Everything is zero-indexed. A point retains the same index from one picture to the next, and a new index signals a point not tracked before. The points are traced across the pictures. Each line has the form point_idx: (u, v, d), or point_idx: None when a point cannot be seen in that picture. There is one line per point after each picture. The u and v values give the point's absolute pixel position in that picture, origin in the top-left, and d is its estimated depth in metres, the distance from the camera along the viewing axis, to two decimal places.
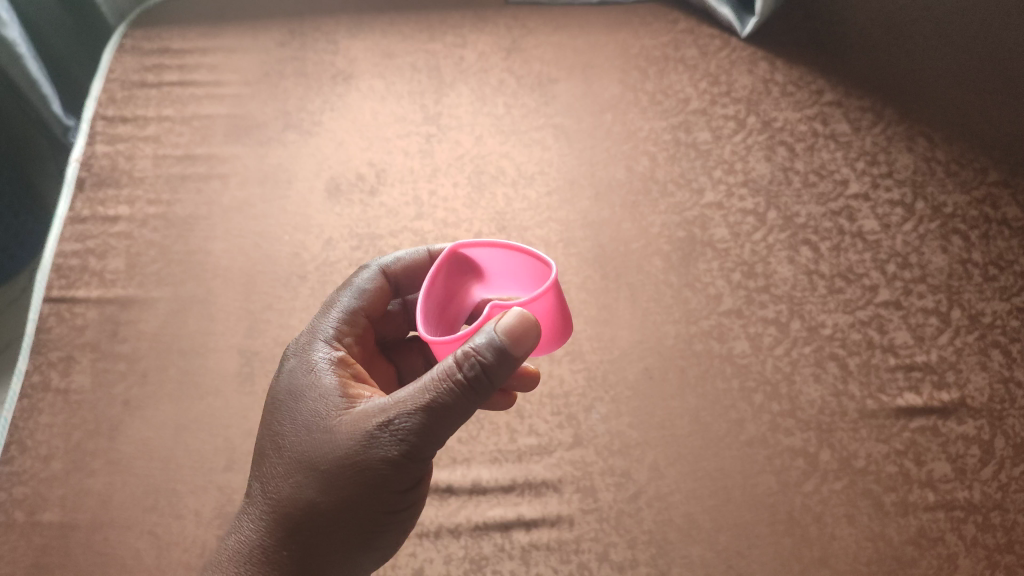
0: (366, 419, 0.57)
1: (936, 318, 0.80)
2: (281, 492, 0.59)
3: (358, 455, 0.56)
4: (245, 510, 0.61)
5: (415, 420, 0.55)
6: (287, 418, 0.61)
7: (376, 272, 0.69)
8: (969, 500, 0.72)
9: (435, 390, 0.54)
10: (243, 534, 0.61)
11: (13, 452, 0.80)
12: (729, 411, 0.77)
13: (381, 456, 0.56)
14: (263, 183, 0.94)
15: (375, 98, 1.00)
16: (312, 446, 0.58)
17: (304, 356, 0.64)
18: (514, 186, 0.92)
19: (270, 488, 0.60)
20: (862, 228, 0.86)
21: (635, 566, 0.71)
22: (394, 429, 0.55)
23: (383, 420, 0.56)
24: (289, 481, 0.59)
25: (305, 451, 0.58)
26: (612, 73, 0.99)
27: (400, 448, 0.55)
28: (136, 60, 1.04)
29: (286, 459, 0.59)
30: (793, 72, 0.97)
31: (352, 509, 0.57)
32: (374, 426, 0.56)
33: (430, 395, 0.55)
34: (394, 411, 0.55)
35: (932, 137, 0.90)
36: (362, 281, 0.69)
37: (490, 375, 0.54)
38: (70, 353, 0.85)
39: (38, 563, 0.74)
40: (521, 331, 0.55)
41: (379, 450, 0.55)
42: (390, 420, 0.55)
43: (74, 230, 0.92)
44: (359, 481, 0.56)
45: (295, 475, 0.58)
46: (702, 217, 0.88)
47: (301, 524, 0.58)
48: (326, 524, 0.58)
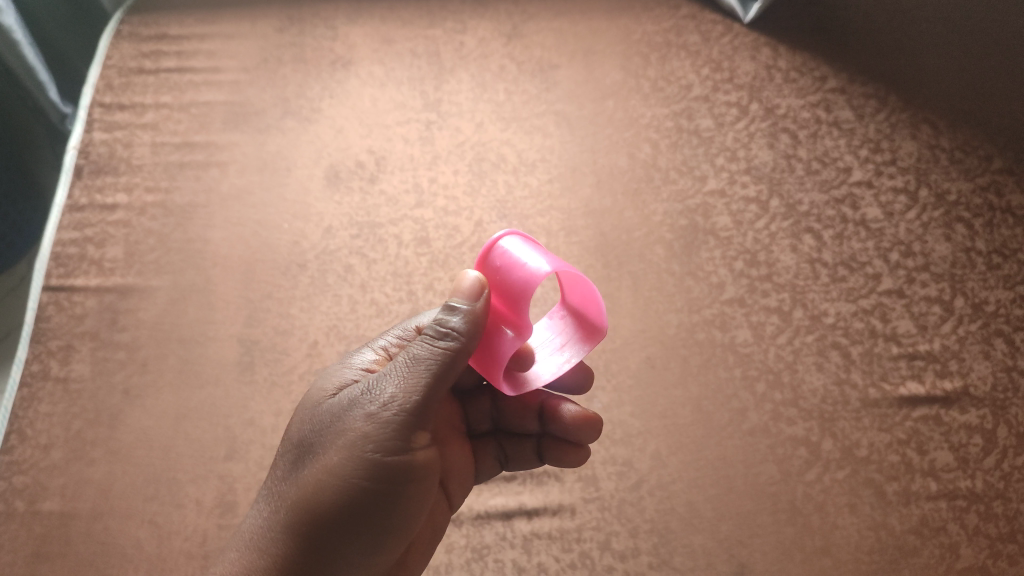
0: (356, 389, 0.59)
1: (939, 306, 0.80)
2: (283, 473, 0.60)
3: (345, 421, 0.57)
4: (253, 502, 0.62)
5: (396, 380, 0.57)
6: (299, 407, 0.63)
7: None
8: (972, 489, 0.72)
9: (415, 348, 0.57)
10: (247, 523, 0.61)
11: (13, 441, 0.79)
12: (731, 400, 0.77)
13: (363, 418, 0.56)
14: (263, 170, 0.94)
15: (374, 85, 0.99)
16: (309, 423, 0.60)
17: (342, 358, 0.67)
18: (515, 173, 0.91)
19: (273, 471, 0.61)
20: (865, 216, 0.85)
21: (636, 555, 0.71)
22: (378, 390, 0.57)
23: (372, 387, 0.57)
24: (288, 459, 0.60)
25: (304, 429, 0.60)
26: (613, 59, 0.98)
27: (381, 408, 0.56)
28: (133, 46, 1.03)
29: (287, 442, 0.61)
30: (796, 58, 0.96)
31: (334, 483, 0.56)
32: (364, 395, 0.57)
33: (410, 355, 0.57)
34: (380, 376, 0.58)
35: (936, 125, 0.89)
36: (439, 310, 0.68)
37: (458, 332, 0.57)
38: (69, 342, 0.84)
39: (39, 552, 0.74)
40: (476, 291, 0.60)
41: (363, 412, 0.57)
42: (376, 384, 0.57)
43: (72, 218, 0.91)
44: (342, 450, 0.56)
45: (293, 452, 0.60)
46: (704, 205, 0.88)
47: (290, 498, 0.58)
48: (312, 500, 0.57)
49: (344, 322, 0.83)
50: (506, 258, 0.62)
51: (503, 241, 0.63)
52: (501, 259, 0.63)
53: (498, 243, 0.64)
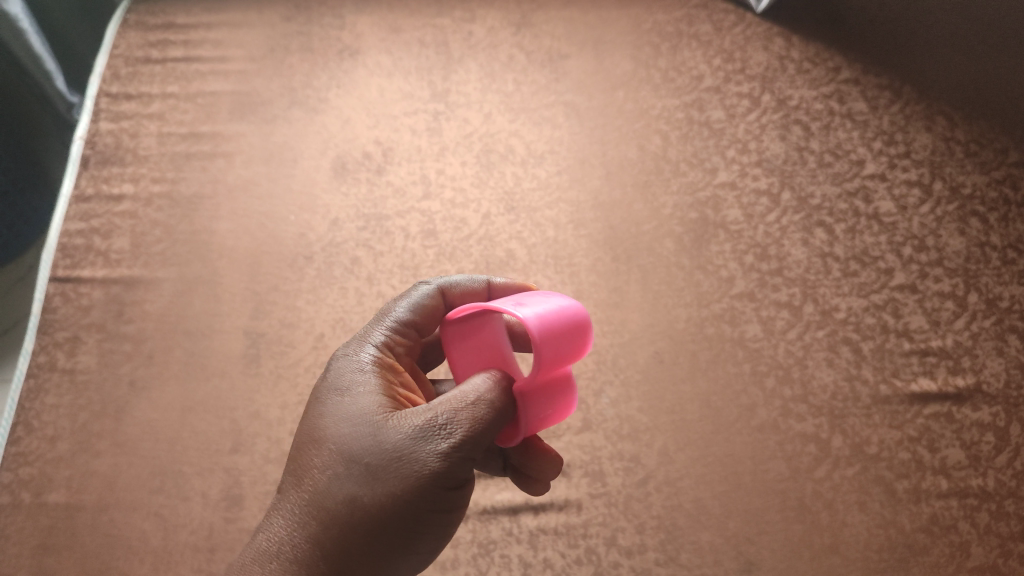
0: (412, 414, 0.53)
1: (953, 302, 0.79)
2: (320, 487, 0.54)
3: (403, 451, 0.52)
4: (274, 508, 0.56)
5: (461, 415, 0.52)
6: (327, 413, 0.57)
7: (434, 289, 0.64)
8: (983, 487, 0.71)
9: (481, 389, 0.53)
10: (272, 533, 0.55)
11: (20, 433, 0.79)
12: (740, 396, 0.76)
13: (426, 452, 0.51)
14: (269, 161, 0.93)
15: (382, 75, 0.98)
16: (353, 439, 0.54)
17: (356, 356, 0.60)
18: (523, 165, 0.91)
19: (303, 481, 0.55)
20: (878, 210, 0.84)
21: (643, 551, 0.70)
22: (440, 423, 0.52)
23: (432, 419, 0.52)
24: (326, 474, 0.54)
25: (346, 444, 0.54)
26: (624, 49, 0.97)
27: (447, 445, 0.51)
28: (140, 35, 1.02)
29: (323, 454, 0.55)
30: (809, 49, 0.95)
31: (391, 514, 0.52)
32: (422, 423, 0.52)
33: (479, 393, 0.52)
34: (442, 404, 0.52)
35: (951, 116, 0.88)
36: (419, 292, 0.64)
37: None
38: (76, 334, 0.84)
39: (45, 544, 0.74)
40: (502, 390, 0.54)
41: (425, 446, 0.52)
42: (437, 415, 0.52)
43: (78, 209, 0.91)
44: (401, 485, 0.52)
45: (332, 469, 0.54)
46: (715, 198, 0.87)
47: (337, 521, 0.53)
48: (360, 528, 0.52)
49: (351, 314, 0.83)
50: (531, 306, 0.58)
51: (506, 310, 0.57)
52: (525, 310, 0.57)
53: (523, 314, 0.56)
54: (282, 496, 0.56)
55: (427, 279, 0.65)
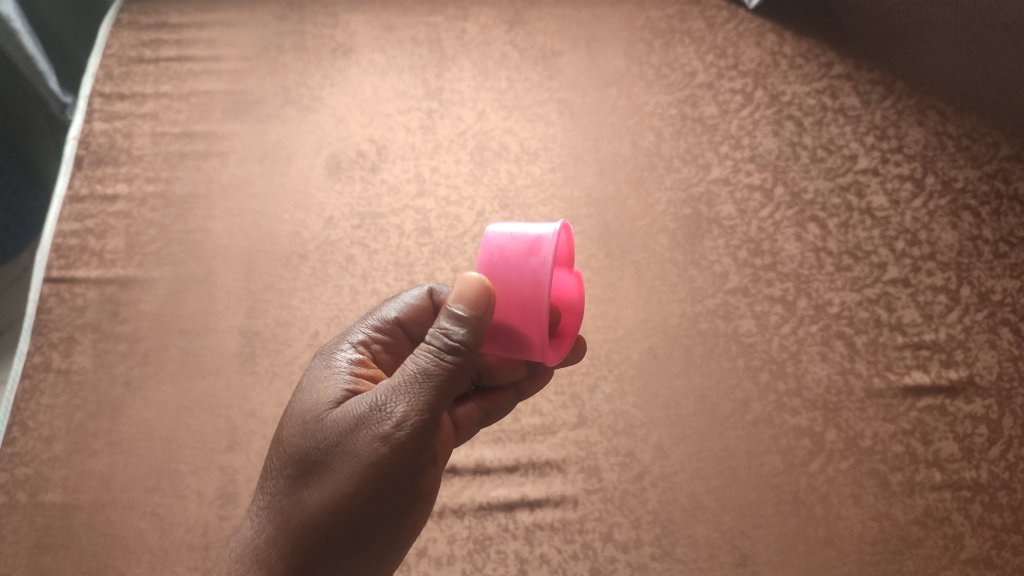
0: (361, 399, 0.55)
1: (945, 296, 0.79)
2: (283, 478, 0.57)
3: (351, 436, 0.53)
4: (251, 507, 0.59)
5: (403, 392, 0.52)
6: (294, 410, 0.59)
7: (425, 292, 0.66)
8: (976, 479, 0.72)
9: (421, 359, 0.53)
10: (248, 532, 0.58)
11: (15, 433, 0.79)
12: (734, 391, 0.76)
13: (371, 435, 0.52)
14: (263, 160, 0.93)
15: (375, 74, 0.98)
16: (312, 433, 0.56)
17: (326, 354, 0.63)
18: (517, 162, 0.91)
19: (272, 478, 0.58)
20: (870, 204, 0.85)
21: (639, 546, 0.71)
22: (384, 405, 0.53)
23: (376, 396, 0.53)
24: (289, 469, 0.56)
25: (305, 434, 0.56)
26: (617, 45, 0.97)
27: (389, 421, 0.52)
28: (133, 35, 1.02)
29: (285, 445, 0.58)
30: (802, 44, 0.95)
31: (342, 502, 0.53)
32: (367, 403, 0.54)
33: (417, 363, 0.53)
34: (386, 383, 0.54)
35: (943, 111, 0.88)
36: (409, 295, 0.66)
37: (462, 352, 0.53)
38: (71, 334, 0.84)
39: (41, 543, 0.74)
40: (478, 297, 0.54)
41: (367, 424, 0.53)
42: (381, 397, 0.53)
43: (73, 210, 0.91)
44: (349, 471, 0.53)
45: (294, 460, 0.56)
46: (708, 194, 0.87)
47: (298, 515, 0.55)
48: (313, 513, 0.54)
49: (345, 312, 0.83)
50: (510, 247, 0.60)
51: (528, 258, 0.59)
52: (523, 249, 0.59)
53: (538, 235, 0.59)
54: (258, 493, 0.59)
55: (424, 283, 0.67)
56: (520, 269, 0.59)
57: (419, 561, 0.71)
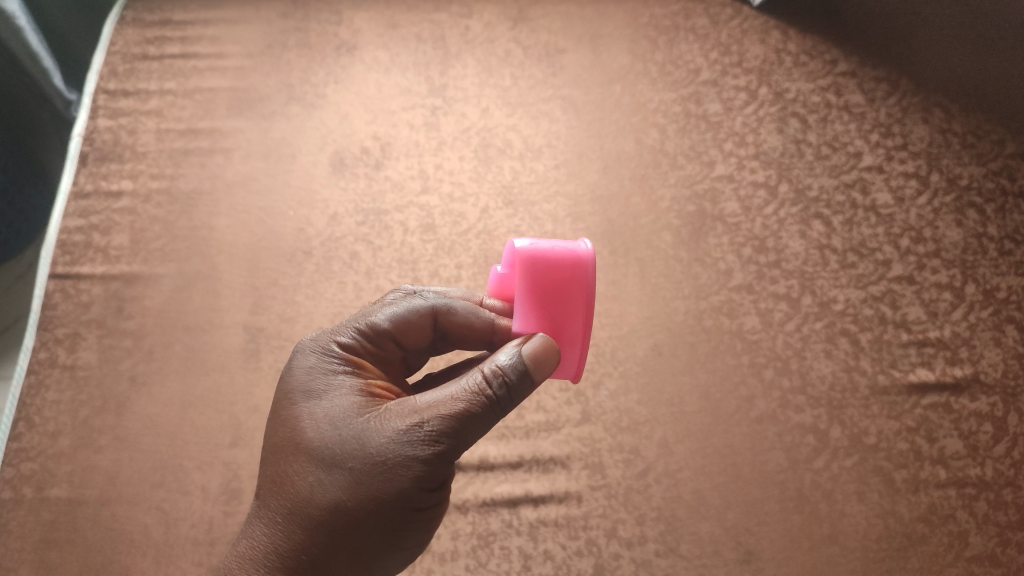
0: (394, 418, 0.54)
1: (950, 293, 0.79)
2: (300, 491, 0.55)
3: (385, 455, 0.53)
4: (256, 512, 0.57)
5: (449, 419, 0.53)
6: (304, 415, 0.57)
7: (427, 307, 0.62)
8: (981, 477, 0.71)
9: (468, 392, 0.54)
10: (254, 537, 0.57)
11: (21, 428, 0.80)
12: (739, 388, 0.76)
13: (410, 458, 0.53)
14: (267, 157, 0.93)
15: (380, 71, 0.98)
16: (333, 446, 0.55)
17: (329, 353, 0.60)
18: (521, 159, 0.91)
19: (283, 484, 0.56)
20: (875, 202, 0.84)
21: (643, 542, 0.71)
22: (425, 430, 0.53)
23: (416, 423, 0.53)
24: (306, 479, 0.55)
25: (328, 449, 0.55)
26: (621, 42, 0.97)
27: (430, 450, 0.53)
28: (137, 31, 1.02)
29: (301, 456, 0.56)
30: (806, 41, 0.95)
31: (373, 519, 0.54)
32: (406, 427, 0.53)
33: (465, 396, 0.54)
34: (428, 410, 0.54)
35: (948, 109, 0.88)
36: (411, 307, 0.62)
37: (514, 393, 0.54)
38: (75, 330, 0.84)
39: (47, 539, 0.74)
40: (544, 354, 0.54)
41: (408, 451, 0.53)
42: (421, 421, 0.53)
43: (77, 206, 0.91)
44: (383, 490, 0.53)
45: (314, 474, 0.55)
46: (712, 191, 0.87)
47: (319, 528, 0.54)
48: (341, 529, 0.54)
49: (349, 309, 0.83)
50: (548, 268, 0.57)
51: (574, 277, 0.57)
52: (567, 267, 0.57)
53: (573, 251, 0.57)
54: (262, 497, 0.57)
55: (429, 294, 0.63)
56: (566, 288, 0.57)
57: (423, 557, 0.71)
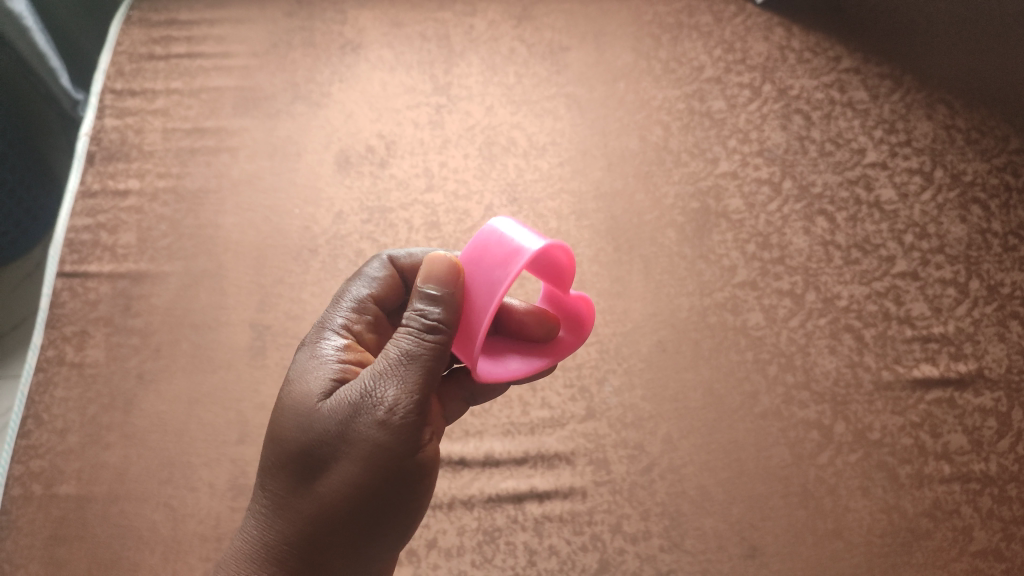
0: (348, 392, 0.55)
1: (954, 289, 0.79)
2: (279, 485, 0.56)
3: (346, 425, 0.54)
4: (246, 518, 0.58)
5: (399, 376, 0.54)
6: (279, 405, 0.59)
7: (385, 263, 0.66)
8: (985, 472, 0.72)
9: (404, 345, 0.54)
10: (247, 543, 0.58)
11: (30, 426, 0.80)
12: (743, 384, 0.77)
13: (368, 427, 0.53)
14: (273, 155, 0.94)
15: (384, 69, 0.99)
16: (301, 433, 0.56)
17: (305, 345, 0.62)
18: (525, 156, 0.91)
19: (268, 475, 0.57)
20: (879, 198, 0.85)
21: (648, 538, 0.71)
22: (376, 391, 0.54)
23: (368, 391, 0.54)
24: (283, 472, 0.56)
25: (297, 437, 0.56)
26: (624, 40, 0.97)
27: (387, 414, 0.53)
28: (144, 32, 1.02)
29: (275, 451, 0.57)
30: (810, 38, 0.95)
31: (349, 497, 0.54)
32: (360, 398, 0.54)
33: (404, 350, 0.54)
34: (375, 376, 0.54)
35: (952, 105, 0.88)
36: (372, 270, 0.66)
37: (446, 329, 0.55)
38: (84, 328, 0.85)
39: (56, 535, 0.75)
40: (448, 271, 0.57)
41: (366, 420, 0.53)
42: (371, 387, 0.54)
43: (85, 205, 0.92)
44: (350, 462, 0.53)
45: (288, 464, 0.56)
46: (716, 187, 0.87)
47: (301, 514, 0.55)
48: (322, 514, 0.54)
49: None
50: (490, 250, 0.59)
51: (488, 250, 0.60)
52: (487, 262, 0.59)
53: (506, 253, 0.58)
54: (251, 501, 0.59)
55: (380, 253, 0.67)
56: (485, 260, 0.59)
57: (428, 552, 0.72)
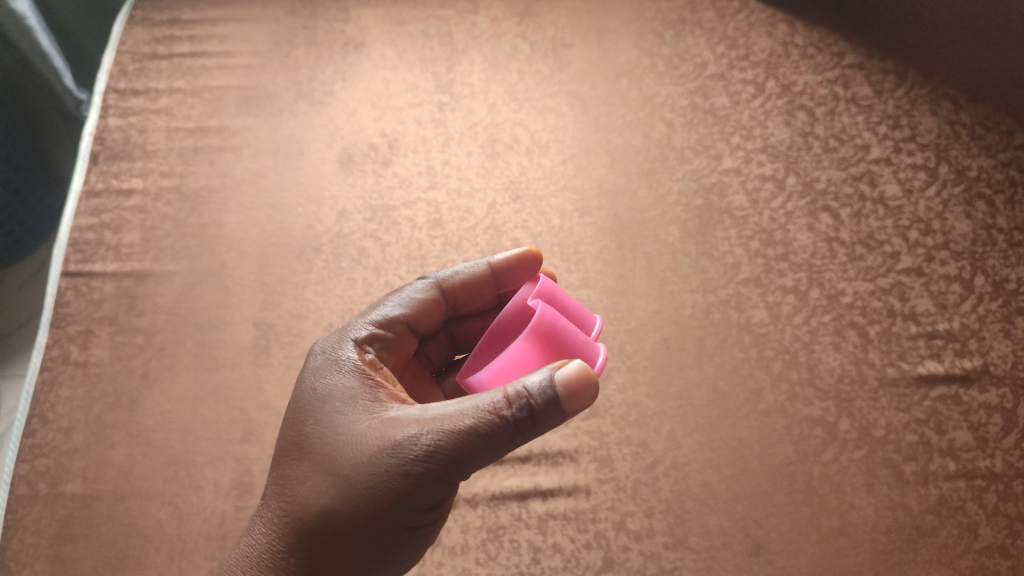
0: (393, 430, 0.54)
1: (959, 285, 0.79)
2: (298, 496, 0.56)
3: (379, 466, 0.54)
4: (257, 514, 0.59)
5: (453, 438, 0.52)
6: (310, 415, 0.58)
7: (432, 284, 0.66)
8: (991, 468, 0.71)
9: (477, 417, 0.52)
10: (254, 536, 0.58)
11: (35, 425, 0.81)
12: (747, 381, 0.76)
13: (405, 472, 0.53)
14: (276, 154, 0.94)
15: (387, 67, 0.98)
16: (332, 453, 0.56)
17: (333, 355, 0.61)
18: (528, 154, 0.91)
19: (284, 484, 0.57)
20: (883, 194, 0.84)
21: (652, 535, 0.71)
22: (426, 444, 0.53)
23: (416, 437, 0.53)
24: (305, 484, 0.56)
25: (327, 456, 0.56)
26: (627, 37, 0.97)
27: (426, 466, 0.53)
28: (147, 31, 1.02)
29: (302, 462, 0.57)
30: (814, 34, 0.95)
31: (367, 527, 0.55)
32: (405, 441, 0.53)
33: (474, 420, 0.52)
34: (430, 427, 0.53)
35: (956, 100, 0.88)
36: (414, 290, 0.66)
37: (533, 422, 0.52)
38: (88, 327, 0.85)
39: (62, 533, 0.75)
40: (579, 386, 0.51)
41: (403, 464, 0.53)
42: (421, 436, 0.53)
43: (89, 205, 0.92)
44: (373, 501, 0.54)
45: (313, 479, 0.56)
46: (720, 184, 0.87)
47: (313, 536, 0.55)
48: (336, 536, 0.55)
49: (358, 305, 0.83)
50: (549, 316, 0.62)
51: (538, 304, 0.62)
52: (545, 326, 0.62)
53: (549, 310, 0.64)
54: (264, 498, 0.59)
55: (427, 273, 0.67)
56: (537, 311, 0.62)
57: (433, 550, 0.72)
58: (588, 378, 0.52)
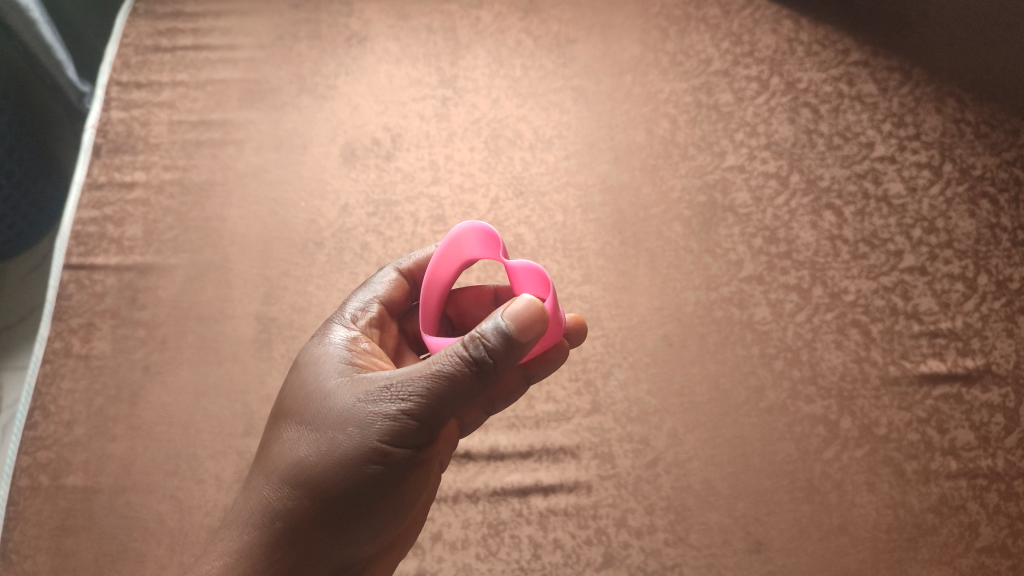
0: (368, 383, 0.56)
1: (962, 284, 0.79)
2: (286, 455, 0.58)
3: (352, 417, 0.55)
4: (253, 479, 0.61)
5: (415, 389, 0.53)
6: (301, 384, 0.61)
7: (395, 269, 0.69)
8: (992, 468, 0.71)
9: (441, 359, 0.53)
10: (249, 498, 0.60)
11: (37, 417, 0.81)
12: (749, 378, 0.76)
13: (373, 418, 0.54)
14: (278, 148, 0.94)
15: (390, 62, 0.98)
16: (315, 412, 0.58)
17: (324, 336, 0.64)
18: (531, 150, 0.91)
19: (274, 450, 0.60)
20: (887, 192, 0.84)
21: (652, 532, 0.71)
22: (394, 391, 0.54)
23: (386, 385, 0.55)
24: (292, 443, 0.58)
25: (312, 414, 0.58)
26: (631, 33, 0.97)
27: (393, 409, 0.54)
28: (149, 23, 1.02)
29: (292, 425, 0.59)
30: (819, 31, 0.94)
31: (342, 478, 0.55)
32: (376, 391, 0.55)
33: (438, 363, 0.53)
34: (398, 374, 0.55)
35: (962, 99, 0.87)
36: (381, 277, 0.69)
37: (494, 361, 0.52)
38: (91, 320, 0.85)
39: (63, 525, 0.75)
40: (529, 320, 0.52)
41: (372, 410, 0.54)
42: (390, 383, 0.54)
43: (91, 197, 0.92)
44: (346, 454, 0.55)
45: (297, 437, 0.58)
46: (723, 181, 0.87)
47: (296, 489, 0.57)
48: (316, 487, 0.56)
49: None
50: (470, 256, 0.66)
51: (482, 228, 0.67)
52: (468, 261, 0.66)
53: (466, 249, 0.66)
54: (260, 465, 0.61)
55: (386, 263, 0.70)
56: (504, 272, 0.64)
57: (433, 544, 0.72)
58: (535, 311, 0.52)
